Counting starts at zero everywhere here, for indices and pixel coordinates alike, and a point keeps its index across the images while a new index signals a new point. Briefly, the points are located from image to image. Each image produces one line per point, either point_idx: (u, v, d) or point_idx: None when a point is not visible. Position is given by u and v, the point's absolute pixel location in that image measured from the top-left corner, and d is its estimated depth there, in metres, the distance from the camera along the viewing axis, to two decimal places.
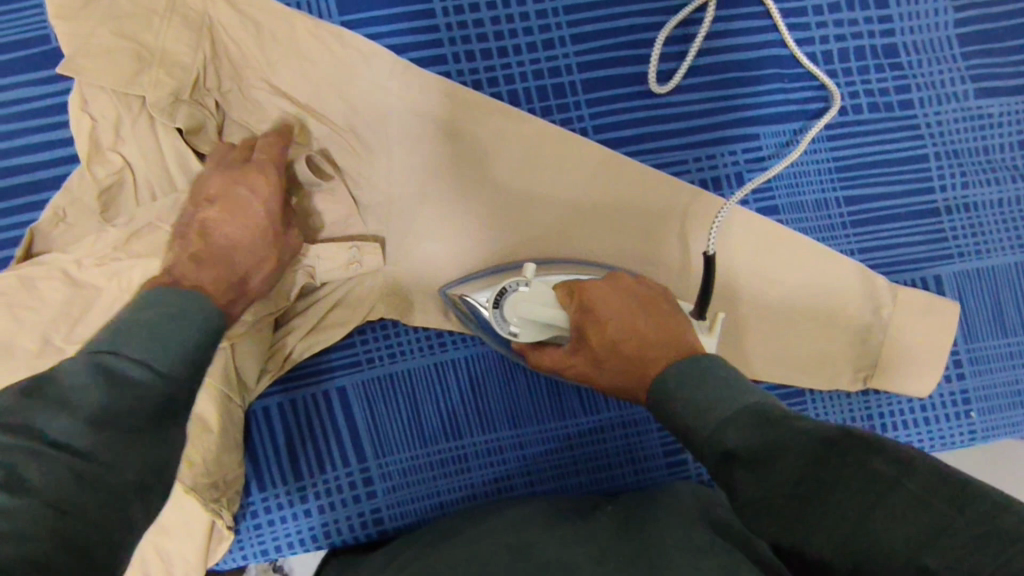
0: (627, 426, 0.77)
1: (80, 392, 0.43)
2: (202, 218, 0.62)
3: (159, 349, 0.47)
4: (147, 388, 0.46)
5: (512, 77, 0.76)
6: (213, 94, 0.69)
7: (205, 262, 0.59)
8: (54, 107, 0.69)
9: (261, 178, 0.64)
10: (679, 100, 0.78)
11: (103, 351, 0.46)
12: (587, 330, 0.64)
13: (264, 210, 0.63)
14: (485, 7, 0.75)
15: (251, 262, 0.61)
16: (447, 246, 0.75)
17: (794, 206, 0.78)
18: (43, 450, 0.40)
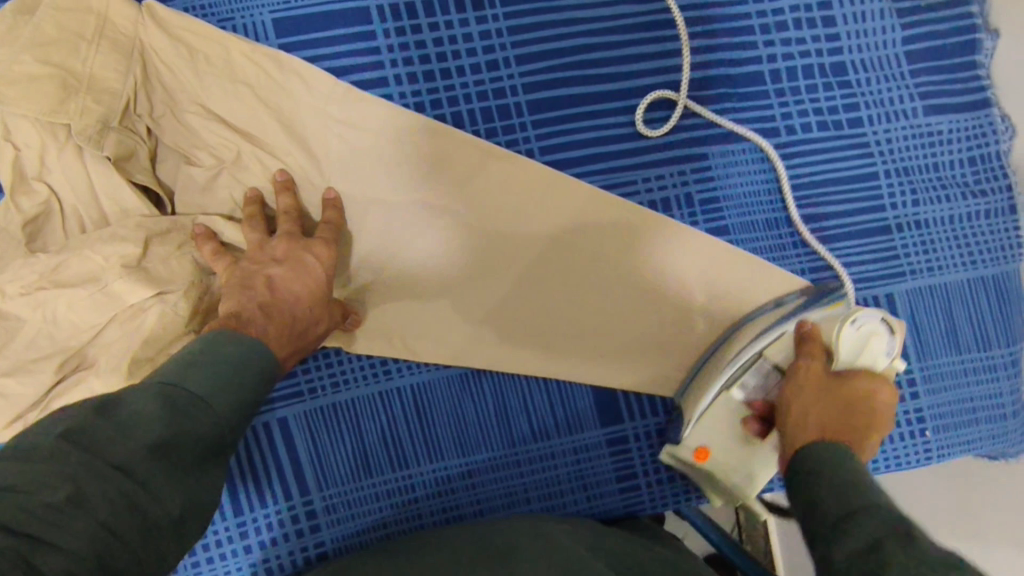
0: (579, 452, 0.75)
1: (142, 420, 0.48)
2: (266, 273, 0.64)
3: (218, 392, 0.53)
4: (198, 425, 0.51)
5: (456, 99, 0.74)
6: (144, 120, 0.68)
7: (266, 312, 0.61)
8: None
9: (322, 244, 0.67)
10: (626, 120, 0.77)
11: (171, 383, 0.52)
12: (856, 387, 0.62)
13: (325, 271, 0.66)
14: (428, 28, 0.74)
15: (310, 318, 0.64)
16: (392, 272, 0.73)
17: (744, 226, 0.78)
18: (108, 470, 0.44)
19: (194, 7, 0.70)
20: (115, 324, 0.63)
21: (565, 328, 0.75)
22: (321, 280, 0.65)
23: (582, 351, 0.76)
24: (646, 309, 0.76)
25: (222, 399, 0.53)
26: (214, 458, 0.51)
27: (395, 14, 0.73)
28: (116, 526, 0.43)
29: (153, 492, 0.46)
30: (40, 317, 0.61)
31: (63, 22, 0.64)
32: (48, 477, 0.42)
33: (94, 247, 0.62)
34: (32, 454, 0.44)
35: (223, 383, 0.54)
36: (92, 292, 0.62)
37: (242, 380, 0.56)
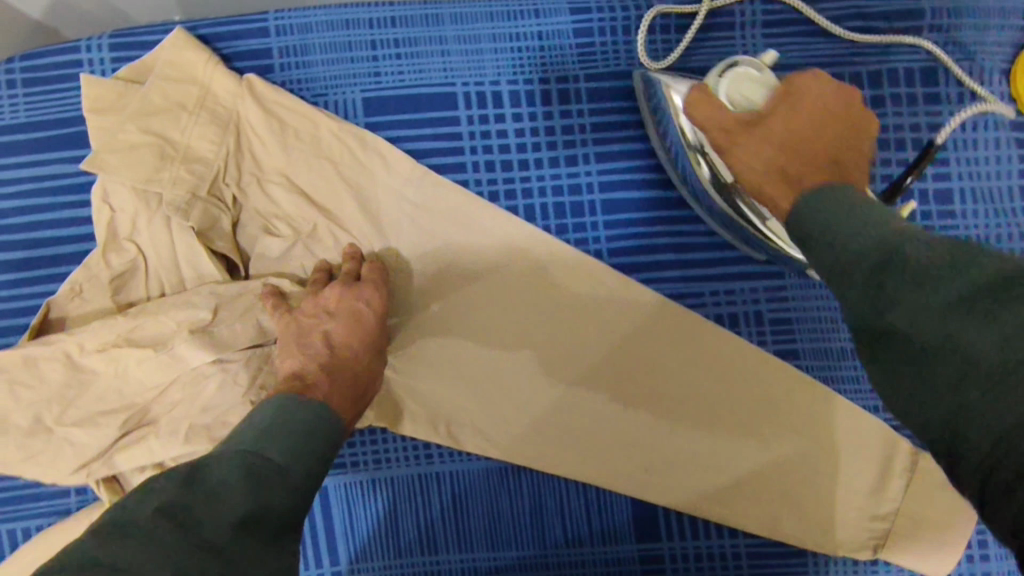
0: (611, 564, 0.73)
1: (228, 494, 0.47)
2: (322, 329, 0.65)
3: (294, 462, 0.53)
4: (275, 495, 0.50)
5: (530, 191, 0.74)
6: (231, 187, 0.70)
7: (327, 370, 0.62)
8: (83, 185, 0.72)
9: (376, 289, 0.68)
10: (703, 229, 0.74)
11: (253, 455, 0.51)
12: (770, 124, 0.55)
13: (379, 317, 0.67)
14: (511, 118, 0.74)
15: (370, 370, 0.65)
16: (446, 355, 0.73)
17: (817, 352, 0.74)
18: (201, 548, 0.43)
19: (290, 81, 0.73)
20: (180, 386, 0.66)
21: (612, 436, 0.73)
22: (376, 326, 0.67)
23: (627, 463, 0.73)
24: (697, 425, 0.73)
25: (301, 469, 0.53)
26: (292, 538, 0.50)
27: (480, 102, 0.74)
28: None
29: (242, 569, 0.45)
30: (115, 373, 0.65)
31: (171, 93, 0.68)
32: (145, 554, 0.41)
33: (168, 311, 0.65)
34: (124, 534, 0.43)
35: (297, 449, 0.54)
36: (160, 354, 0.65)
37: (314, 447, 0.55)
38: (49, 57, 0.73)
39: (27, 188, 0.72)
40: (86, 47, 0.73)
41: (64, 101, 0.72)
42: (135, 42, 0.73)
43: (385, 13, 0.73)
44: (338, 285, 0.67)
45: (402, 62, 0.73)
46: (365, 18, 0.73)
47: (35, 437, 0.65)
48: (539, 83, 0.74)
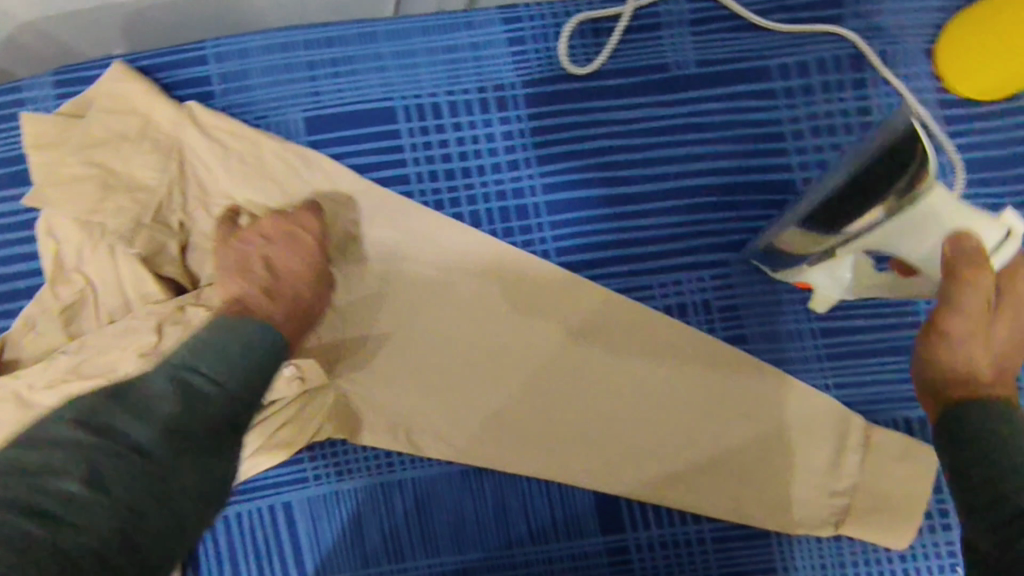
0: (577, 559, 0.74)
1: (154, 403, 0.49)
2: (263, 253, 0.68)
3: (228, 374, 0.53)
4: (206, 407, 0.51)
5: (474, 198, 0.75)
6: (177, 214, 0.71)
7: (267, 292, 0.65)
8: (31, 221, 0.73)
9: (313, 219, 0.70)
10: (646, 224, 0.76)
11: (183, 366, 0.52)
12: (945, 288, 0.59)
13: (318, 243, 0.70)
14: (450, 128, 0.75)
15: (312, 294, 0.68)
16: (401, 364, 0.74)
17: (765, 336, 0.75)
18: (128, 453, 0.47)
19: (232, 106, 0.75)
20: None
21: (570, 433, 0.74)
22: (315, 250, 0.70)
23: (586, 458, 0.74)
24: (653, 417, 0.74)
25: (238, 380, 0.54)
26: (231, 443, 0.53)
27: (419, 115, 0.75)
28: (141, 504, 0.46)
29: (171, 472, 0.48)
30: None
31: (112, 126, 0.70)
32: (70, 463, 0.45)
33: (116, 339, 0.66)
34: (51, 443, 0.46)
35: (231, 358, 0.54)
36: None
37: (253, 354, 0.56)
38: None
39: None
40: (28, 87, 0.74)
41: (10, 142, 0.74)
42: (77, 78, 0.74)
43: (320, 35, 0.75)
44: (276, 215, 0.70)
45: (340, 81, 0.75)
46: (302, 41, 0.75)
47: None
48: (476, 93, 0.75)
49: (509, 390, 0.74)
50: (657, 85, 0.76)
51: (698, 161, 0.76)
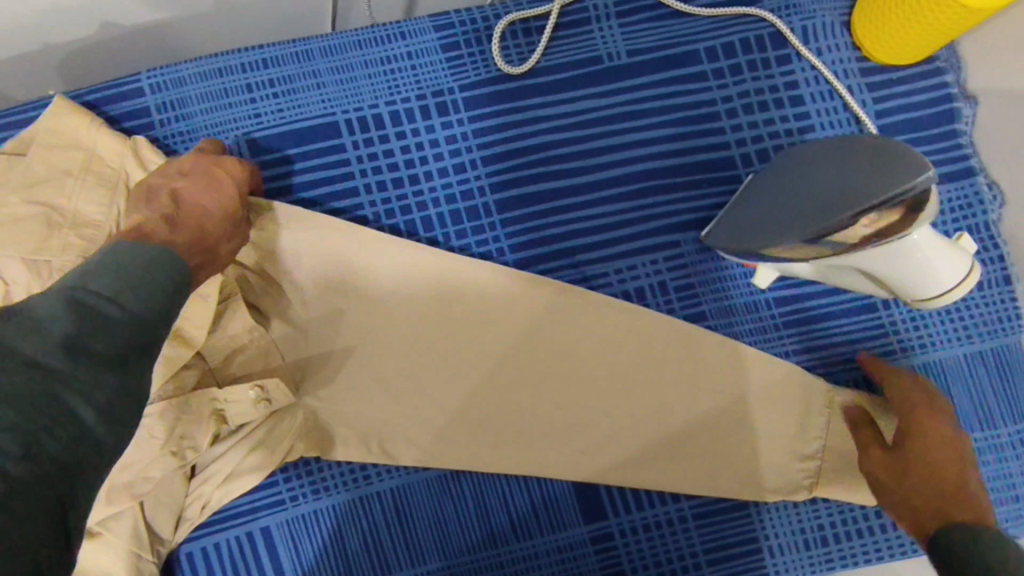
0: (564, 550, 0.74)
1: (46, 322, 0.42)
2: (172, 188, 0.64)
3: (130, 292, 0.47)
4: (111, 327, 0.45)
5: (425, 204, 0.76)
6: None
7: (166, 218, 0.61)
8: None
9: (236, 166, 0.68)
10: (596, 213, 0.77)
11: (76, 286, 0.45)
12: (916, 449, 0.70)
13: (236, 187, 0.67)
14: (394, 138, 0.76)
15: (219, 231, 0.64)
16: (368, 375, 0.74)
17: (723, 310, 0.77)
18: (22, 368, 0.40)
19: (172, 135, 0.75)
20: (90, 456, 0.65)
21: (542, 426, 0.75)
22: (232, 194, 0.66)
23: (561, 450, 0.75)
24: (622, 402, 0.75)
25: (142, 295, 0.48)
26: (145, 363, 0.47)
27: (362, 127, 0.76)
28: (36, 423, 0.40)
29: (79, 392, 0.42)
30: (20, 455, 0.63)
31: (53, 165, 0.69)
32: None
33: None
34: None
35: (132, 276, 0.48)
36: None
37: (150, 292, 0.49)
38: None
39: None
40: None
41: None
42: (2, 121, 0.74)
43: (255, 57, 0.76)
44: (198, 155, 0.68)
45: (279, 101, 0.76)
46: (237, 65, 0.75)
47: None
48: (415, 101, 0.76)
49: (478, 390, 0.74)
50: (591, 78, 0.78)
51: (639, 147, 0.78)
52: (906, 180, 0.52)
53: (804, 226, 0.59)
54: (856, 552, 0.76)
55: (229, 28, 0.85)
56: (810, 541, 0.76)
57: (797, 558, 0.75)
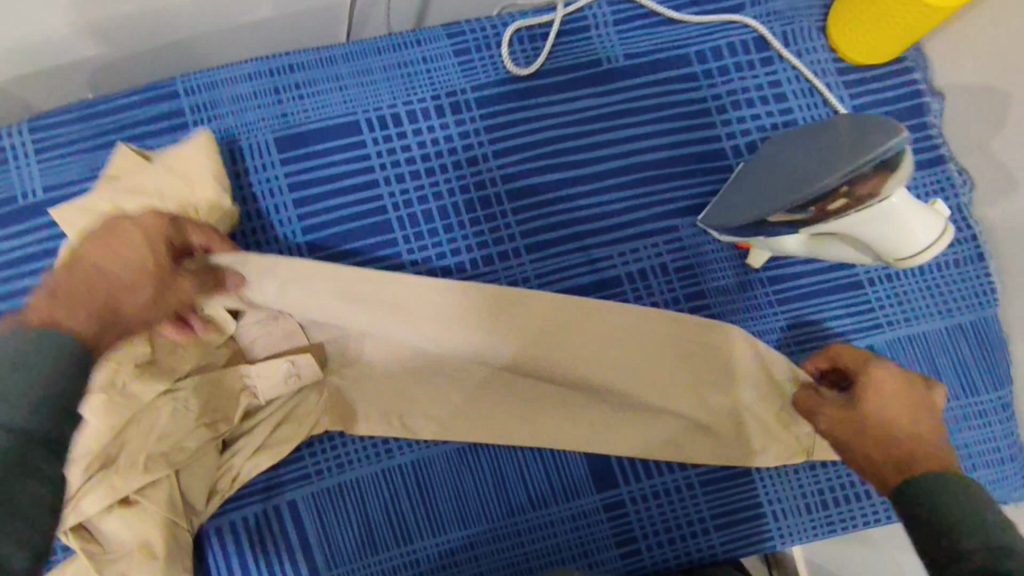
0: (578, 518, 0.78)
1: None
2: (84, 253, 0.61)
3: (6, 403, 0.45)
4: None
5: (440, 194, 0.81)
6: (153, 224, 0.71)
7: (59, 289, 0.56)
8: (17, 257, 0.76)
9: (151, 217, 0.64)
10: (600, 202, 0.83)
11: None
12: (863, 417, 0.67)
13: (150, 245, 0.63)
14: (411, 134, 0.82)
15: (127, 294, 0.60)
16: (387, 354, 0.76)
17: (720, 290, 0.82)
18: None
19: (203, 133, 0.80)
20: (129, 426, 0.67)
21: (556, 400, 0.79)
22: (151, 253, 0.63)
23: (574, 422, 0.79)
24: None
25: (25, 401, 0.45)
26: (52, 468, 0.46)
27: (381, 124, 0.81)
28: None
29: None
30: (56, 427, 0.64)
31: None
32: None
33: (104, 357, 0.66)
34: None
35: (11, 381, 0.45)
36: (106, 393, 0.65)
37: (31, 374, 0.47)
38: (10, 129, 0.77)
39: None
40: (43, 118, 0.78)
41: (15, 172, 0.77)
42: (95, 114, 0.79)
43: (282, 62, 0.81)
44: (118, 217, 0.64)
45: (304, 101, 0.81)
46: (265, 69, 0.81)
47: None
48: (431, 100, 0.82)
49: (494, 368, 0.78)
50: (592, 79, 0.85)
51: (639, 141, 0.84)
52: (884, 142, 0.57)
53: (796, 193, 0.64)
54: (855, 515, 0.80)
55: (253, 40, 0.92)
56: (811, 505, 0.80)
57: (799, 522, 0.80)
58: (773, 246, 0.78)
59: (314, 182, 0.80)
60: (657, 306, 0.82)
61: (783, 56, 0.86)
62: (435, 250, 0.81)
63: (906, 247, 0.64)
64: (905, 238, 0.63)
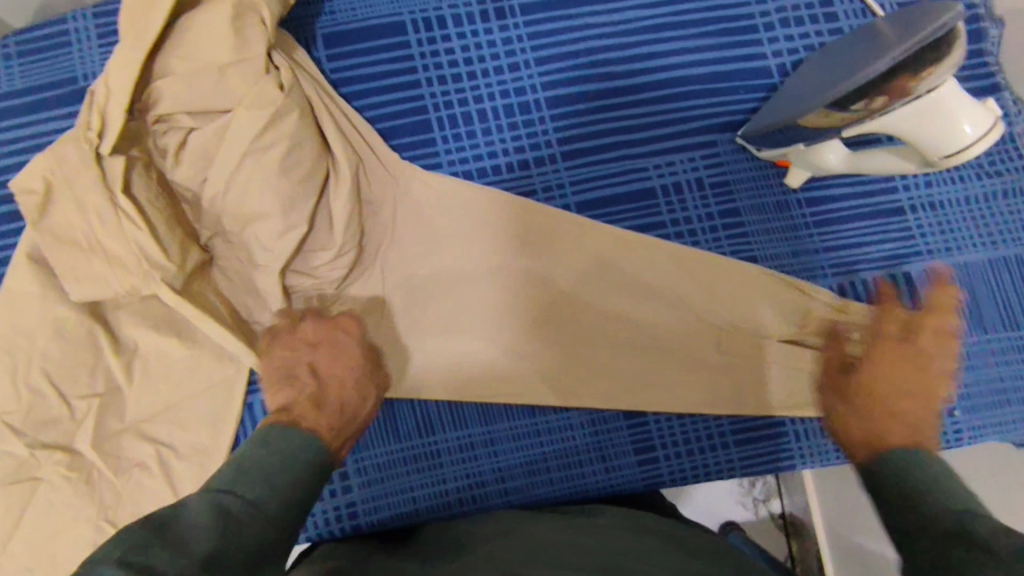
0: (597, 423, 0.79)
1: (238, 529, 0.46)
2: None
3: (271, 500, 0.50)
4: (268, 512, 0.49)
5: (480, 98, 0.82)
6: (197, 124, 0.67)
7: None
8: (53, 132, 0.78)
9: None
10: (639, 115, 0.82)
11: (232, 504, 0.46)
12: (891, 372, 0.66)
13: None
14: (455, 38, 0.82)
15: None
16: (419, 246, 0.77)
17: (756, 208, 0.81)
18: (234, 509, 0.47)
19: None
20: (111, 213, 0.66)
21: (569, 270, 0.77)
22: None
23: (584, 278, 0.78)
24: (644, 304, 0.78)
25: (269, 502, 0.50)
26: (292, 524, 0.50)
27: (426, 26, 0.82)
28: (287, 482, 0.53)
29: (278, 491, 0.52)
30: (57, 192, 0.66)
31: None
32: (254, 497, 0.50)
33: (85, 111, 0.66)
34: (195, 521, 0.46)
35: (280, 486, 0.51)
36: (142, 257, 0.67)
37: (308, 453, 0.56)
38: (74, 12, 0.79)
39: (23, 143, 0.78)
40: (106, 5, 0.79)
41: (77, 54, 0.79)
42: None
43: None
44: None
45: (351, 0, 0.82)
46: None
47: (52, 347, 0.70)
48: (476, 5, 0.83)
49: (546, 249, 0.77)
50: None
51: (682, 54, 0.83)
52: (939, 20, 0.56)
53: (826, 94, 0.64)
54: None
55: None
56: None
57: (821, 443, 0.79)
58: (811, 163, 0.77)
59: (356, 80, 0.81)
60: (691, 220, 0.81)
61: None
62: (472, 151, 0.81)
63: (950, 148, 0.64)
64: (943, 132, 0.64)
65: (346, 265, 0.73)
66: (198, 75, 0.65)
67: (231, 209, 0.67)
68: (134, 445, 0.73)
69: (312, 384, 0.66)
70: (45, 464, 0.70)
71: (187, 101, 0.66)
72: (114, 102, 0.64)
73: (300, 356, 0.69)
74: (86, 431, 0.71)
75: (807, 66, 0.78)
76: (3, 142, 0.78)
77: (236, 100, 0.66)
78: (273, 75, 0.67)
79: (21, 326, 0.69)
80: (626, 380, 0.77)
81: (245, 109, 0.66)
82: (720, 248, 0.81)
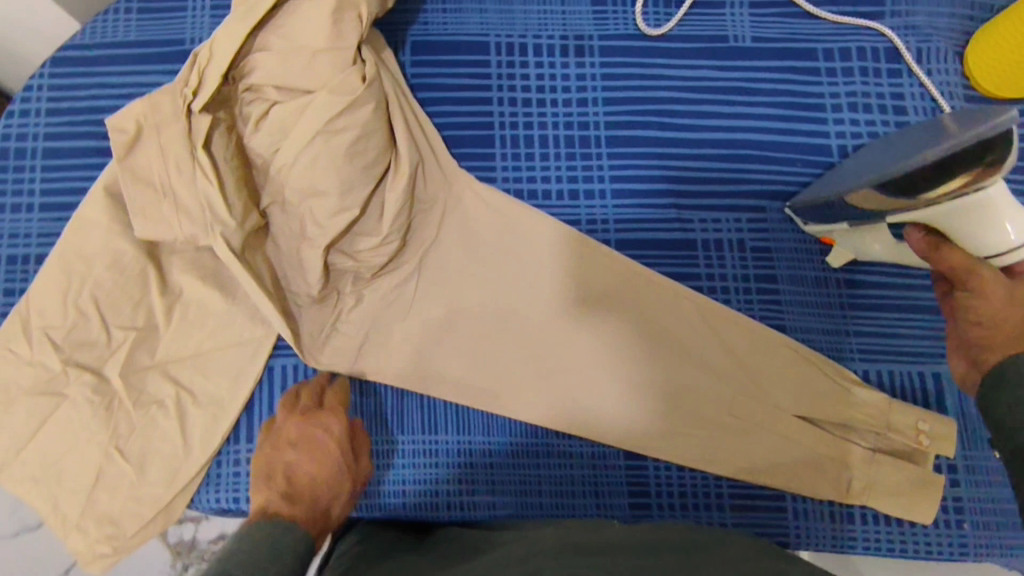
0: (596, 457, 0.79)
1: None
2: None
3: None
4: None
5: (545, 124, 0.86)
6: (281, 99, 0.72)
7: None
8: (152, 84, 0.85)
9: None
10: (694, 168, 0.85)
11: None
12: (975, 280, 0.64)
13: None
14: (533, 66, 0.87)
15: None
16: (459, 251, 0.80)
17: (793, 279, 0.82)
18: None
19: None
20: (189, 165, 0.71)
21: (597, 302, 0.79)
22: None
23: (610, 313, 0.79)
24: (665, 350, 0.79)
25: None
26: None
27: (509, 50, 0.87)
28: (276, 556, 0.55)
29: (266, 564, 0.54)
30: (145, 136, 0.71)
31: None
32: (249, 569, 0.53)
33: (187, 71, 0.71)
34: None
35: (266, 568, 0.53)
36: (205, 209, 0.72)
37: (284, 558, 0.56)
38: None
39: (123, 89, 0.85)
40: None
41: (189, 20, 0.86)
42: None
43: None
44: None
45: (445, 14, 0.87)
46: None
47: (104, 275, 0.74)
48: (559, 39, 0.87)
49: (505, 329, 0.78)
50: (714, 53, 0.87)
51: (747, 118, 0.85)
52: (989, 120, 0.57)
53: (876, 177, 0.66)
54: (881, 542, 0.77)
55: None
56: (835, 515, 0.78)
57: (817, 526, 0.77)
58: (857, 246, 0.77)
59: (433, 87, 0.86)
60: (726, 278, 0.82)
61: (913, 72, 0.85)
62: (528, 173, 0.85)
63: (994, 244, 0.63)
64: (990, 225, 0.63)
65: (387, 254, 0.77)
66: (292, 55, 0.71)
67: (294, 183, 0.72)
68: (156, 384, 0.77)
69: (286, 476, 0.68)
70: (73, 383, 0.74)
71: (276, 76, 0.71)
72: (215, 66, 0.70)
73: (279, 455, 0.71)
74: (117, 360, 0.76)
75: (869, 149, 0.80)
76: (106, 84, 0.85)
77: (321, 83, 0.71)
78: (358, 66, 0.72)
79: (82, 251, 0.74)
80: (632, 420, 0.78)
81: (327, 92, 0.70)
82: (750, 311, 0.82)
